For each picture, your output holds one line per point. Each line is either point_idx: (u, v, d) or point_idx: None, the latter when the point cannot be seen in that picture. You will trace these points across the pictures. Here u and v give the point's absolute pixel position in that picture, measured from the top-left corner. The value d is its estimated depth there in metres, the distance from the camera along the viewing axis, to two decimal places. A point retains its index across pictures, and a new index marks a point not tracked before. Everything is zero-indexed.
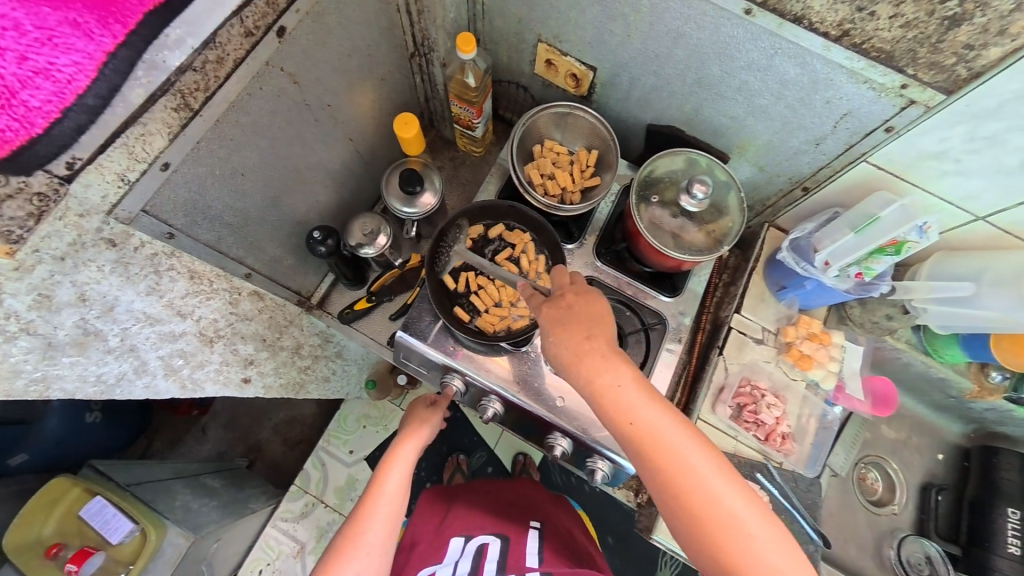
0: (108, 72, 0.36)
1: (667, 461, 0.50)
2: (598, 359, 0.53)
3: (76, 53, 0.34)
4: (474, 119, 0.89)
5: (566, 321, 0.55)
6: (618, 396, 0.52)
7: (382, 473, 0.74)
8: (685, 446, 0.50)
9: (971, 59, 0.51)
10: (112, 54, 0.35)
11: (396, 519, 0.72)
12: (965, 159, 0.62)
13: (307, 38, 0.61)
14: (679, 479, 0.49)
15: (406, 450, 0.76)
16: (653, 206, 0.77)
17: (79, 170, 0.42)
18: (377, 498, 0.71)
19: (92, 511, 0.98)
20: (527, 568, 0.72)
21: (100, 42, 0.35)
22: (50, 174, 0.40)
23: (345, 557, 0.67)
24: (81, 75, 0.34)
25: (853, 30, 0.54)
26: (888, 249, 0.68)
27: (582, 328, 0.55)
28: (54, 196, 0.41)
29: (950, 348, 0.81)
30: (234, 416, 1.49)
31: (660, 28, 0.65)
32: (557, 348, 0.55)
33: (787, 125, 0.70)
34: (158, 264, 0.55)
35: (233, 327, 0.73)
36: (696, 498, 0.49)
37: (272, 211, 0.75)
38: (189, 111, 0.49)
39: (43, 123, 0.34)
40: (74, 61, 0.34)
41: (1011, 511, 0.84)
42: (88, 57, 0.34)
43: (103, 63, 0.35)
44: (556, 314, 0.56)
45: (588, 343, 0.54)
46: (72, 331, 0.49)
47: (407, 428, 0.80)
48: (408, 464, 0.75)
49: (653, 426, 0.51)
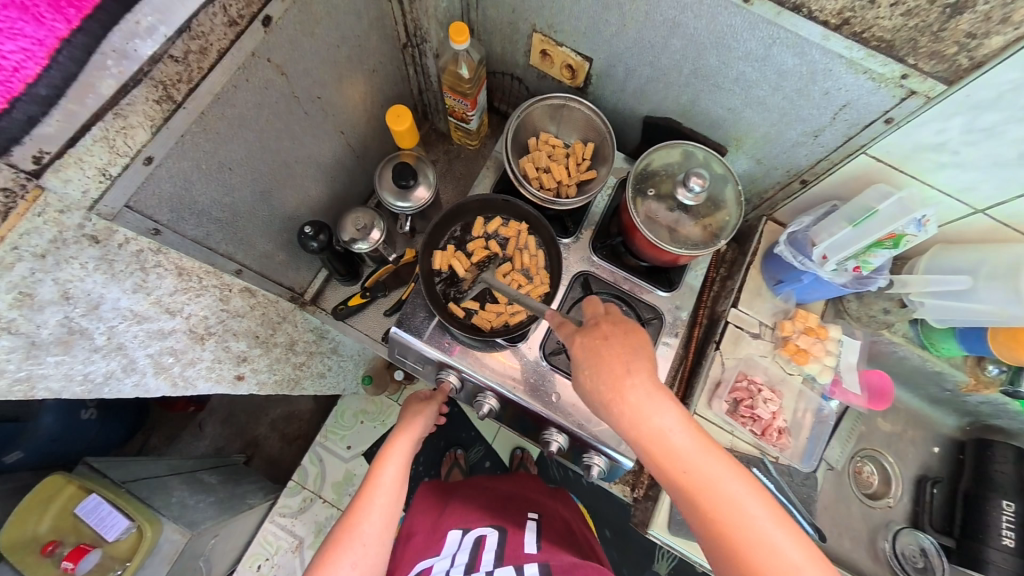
0: (61, 60, 0.35)
1: (708, 497, 0.48)
2: (638, 394, 0.51)
3: (24, 39, 0.33)
4: (468, 112, 0.88)
5: (605, 357, 0.53)
6: (661, 437, 0.50)
7: (378, 465, 0.73)
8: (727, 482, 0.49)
9: (973, 48, 0.50)
10: (66, 40, 0.35)
11: (393, 511, 0.71)
12: (964, 150, 0.61)
13: (294, 28, 0.60)
14: (719, 515, 0.48)
15: (401, 443, 0.75)
16: (649, 199, 0.76)
17: (47, 164, 0.41)
18: (372, 491, 0.71)
19: (87, 507, 0.97)
20: (525, 555, 0.72)
21: (53, 27, 0.34)
22: (16, 169, 0.39)
23: (340, 551, 0.67)
24: (29, 62, 0.34)
25: (852, 18, 0.53)
26: (886, 242, 0.68)
27: (621, 360, 0.52)
28: (21, 190, 0.40)
29: (946, 341, 0.81)
30: (231, 412, 1.48)
31: (656, 17, 0.64)
32: (594, 381, 0.52)
33: (785, 116, 0.69)
34: (145, 260, 0.54)
35: (225, 324, 0.72)
36: (736, 534, 0.48)
37: (262, 206, 0.73)
38: (172, 103, 0.48)
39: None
40: (21, 47, 0.33)
41: (1005, 504, 0.85)
42: (38, 43, 0.34)
43: (56, 50, 0.35)
44: (593, 347, 0.54)
45: (627, 379, 0.51)
46: (56, 329, 0.48)
47: (404, 420, 0.79)
48: (403, 457, 0.74)
49: (699, 470, 0.49)
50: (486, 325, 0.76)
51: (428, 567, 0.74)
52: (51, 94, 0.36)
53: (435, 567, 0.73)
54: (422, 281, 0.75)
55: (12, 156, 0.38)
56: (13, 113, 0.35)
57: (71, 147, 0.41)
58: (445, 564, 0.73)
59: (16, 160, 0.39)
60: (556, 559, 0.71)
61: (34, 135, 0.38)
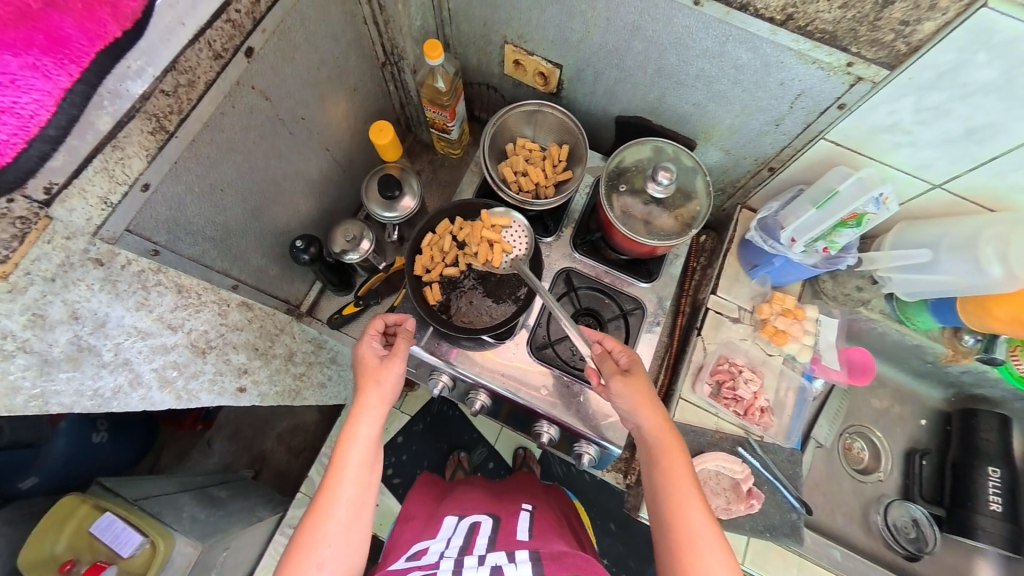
0: (65, 106, 0.38)
1: (686, 533, 0.61)
2: (662, 435, 0.66)
3: (36, 91, 0.36)
4: (448, 122, 0.91)
5: (642, 383, 0.68)
6: (671, 470, 0.64)
7: (339, 455, 0.65)
8: (699, 516, 0.62)
9: (908, 34, 0.53)
10: (69, 90, 0.38)
11: (363, 499, 0.65)
12: (916, 130, 0.64)
13: (274, 55, 0.64)
14: (684, 548, 0.60)
15: (361, 432, 0.66)
16: (624, 195, 0.79)
17: (57, 194, 0.45)
18: (337, 484, 0.64)
19: (102, 526, 1.01)
20: (516, 543, 0.73)
21: (58, 81, 0.37)
22: (29, 199, 0.43)
23: (306, 552, 0.61)
24: (42, 110, 0.37)
25: (796, 14, 0.56)
26: (849, 221, 0.70)
27: (652, 406, 0.67)
28: (35, 219, 0.44)
29: (921, 315, 0.84)
30: (238, 428, 1.52)
31: (617, 22, 0.68)
32: (634, 412, 0.67)
33: (747, 108, 0.72)
34: (146, 279, 0.58)
35: (224, 338, 0.74)
36: (690, 561, 0.59)
37: (253, 222, 0.77)
38: (164, 133, 0.53)
39: (11, 153, 0.37)
40: (34, 98, 0.36)
41: (990, 470, 0.88)
42: (47, 94, 0.37)
43: (61, 98, 0.38)
44: (640, 372, 0.69)
45: (653, 419, 0.66)
46: (66, 347, 0.51)
47: (360, 396, 0.68)
48: (368, 442, 0.66)
49: (690, 512, 0.62)
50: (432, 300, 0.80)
51: (424, 548, 0.74)
52: (58, 134, 0.39)
53: (430, 549, 0.73)
54: (411, 246, 0.79)
55: (25, 188, 0.42)
56: (29, 151, 0.38)
57: (75, 178, 0.46)
58: (441, 546, 0.73)
59: (30, 191, 0.43)
60: (547, 543, 0.73)
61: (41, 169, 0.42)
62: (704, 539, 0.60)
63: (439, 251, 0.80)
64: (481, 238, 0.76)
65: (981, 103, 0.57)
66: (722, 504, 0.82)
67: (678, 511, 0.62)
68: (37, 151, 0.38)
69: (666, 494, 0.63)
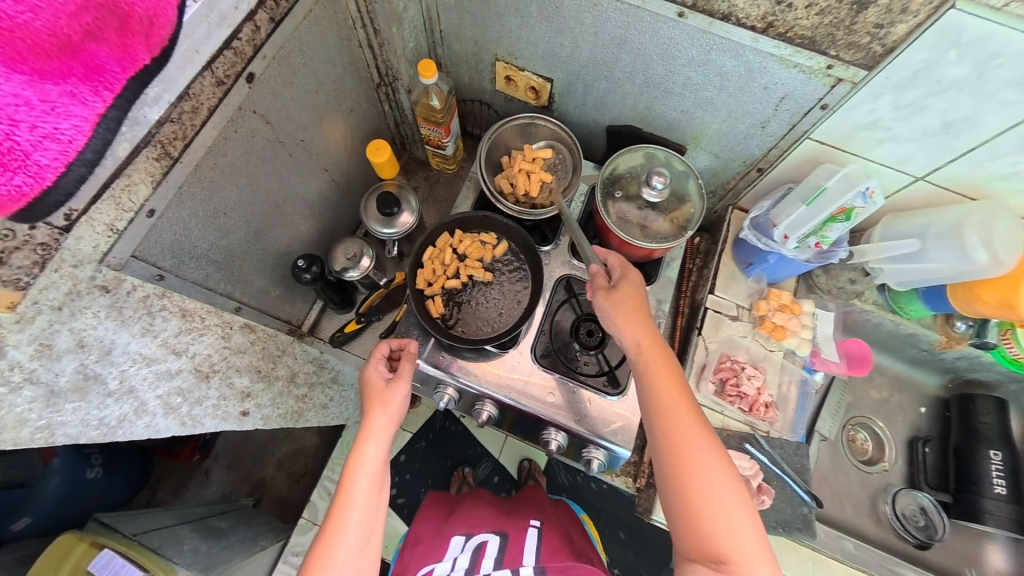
0: (101, 130, 0.36)
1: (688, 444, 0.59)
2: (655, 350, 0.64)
3: (74, 117, 0.35)
4: (443, 139, 0.93)
5: (637, 300, 0.67)
6: (667, 382, 0.63)
7: (347, 479, 0.64)
8: (705, 456, 0.59)
9: (882, 36, 0.56)
10: (103, 115, 0.36)
11: (373, 523, 0.64)
12: (895, 126, 0.67)
13: (274, 80, 0.65)
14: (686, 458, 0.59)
15: (369, 455, 0.66)
16: (619, 201, 0.81)
17: (76, 221, 0.46)
18: (346, 509, 0.63)
19: (100, 563, 0.94)
20: (520, 562, 0.73)
21: (92, 107, 0.36)
22: (51, 225, 0.44)
23: None
24: (79, 135, 0.35)
25: (776, 21, 0.59)
26: (839, 216, 0.72)
27: (644, 321, 0.66)
28: (56, 244, 0.45)
29: (913, 304, 0.86)
30: (237, 456, 1.49)
31: (604, 37, 0.70)
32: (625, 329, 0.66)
33: (733, 112, 0.75)
34: (151, 305, 0.57)
35: (228, 361, 0.73)
36: (693, 470, 0.58)
37: (254, 245, 0.78)
38: (169, 159, 0.53)
39: (51, 178, 0.35)
40: (73, 124, 0.35)
41: (992, 454, 0.90)
42: (85, 120, 0.35)
43: (96, 123, 0.36)
44: (632, 290, 0.68)
45: (645, 333, 0.65)
46: (72, 376, 0.50)
47: (367, 419, 0.68)
48: (377, 464, 0.66)
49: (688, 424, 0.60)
50: (438, 312, 0.79)
51: (430, 571, 0.75)
52: (96, 158, 0.37)
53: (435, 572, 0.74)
54: (411, 261, 0.80)
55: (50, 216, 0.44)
56: (69, 176, 0.35)
57: (95, 203, 0.48)
58: (446, 569, 0.74)
59: (53, 218, 0.44)
60: (552, 564, 0.73)
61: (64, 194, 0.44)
62: (704, 448, 0.59)
63: (441, 264, 0.81)
64: (519, 168, 0.82)
65: (954, 98, 0.60)
66: None
67: (677, 423, 0.60)
68: (76, 176, 0.36)
69: (665, 434, 0.60)
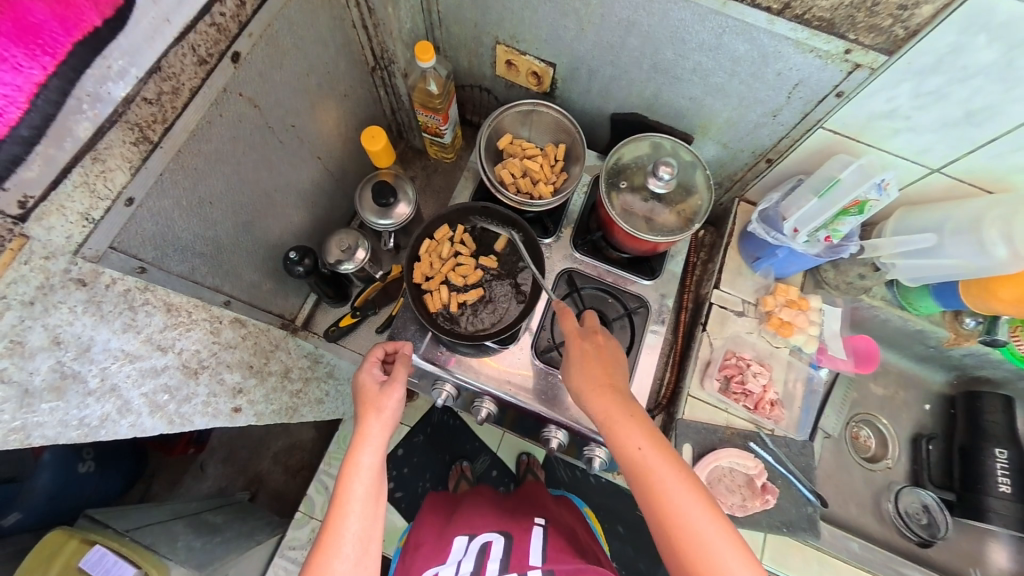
0: (39, 103, 0.39)
1: (661, 488, 0.55)
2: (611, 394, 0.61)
3: (6, 87, 0.36)
4: (441, 126, 0.89)
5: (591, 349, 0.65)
6: (625, 432, 0.58)
7: (342, 488, 0.62)
8: (692, 509, 0.54)
9: (905, 18, 0.53)
10: (42, 84, 0.38)
11: (372, 532, 0.62)
12: (914, 115, 0.64)
13: (262, 61, 0.62)
14: (663, 504, 0.54)
15: (364, 463, 0.63)
16: (624, 192, 0.78)
17: (32, 209, 0.43)
18: (343, 520, 0.61)
19: (91, 561, 0.92)
20: (528, 565, 0.72)
21: (29, 74, 0.37)
22: (2, 215, 0.41)
23: None
24: (12, 107, 0.37)
25: (793, 2, 0.56)
26: (851, 209, 0.69)
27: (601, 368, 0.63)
28: (8, 236, 0.41)
29: (923, 299, 0.84)
30: (232, 450, 1.47)
31: (611, 19, 0.67)
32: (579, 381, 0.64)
33: (744, 100, 0.72)
34: (132, 299, 0.54)
35: (217, 357, 0.70)
36: (671, 517, 0.54)
37: (244, 236, 0.75)
38: (148, 143, 0.51)
39: None
40: (3, 94, 0.36)
41: (998, 452, 0.89)
42: (17, 89, 0.37)
43: (34, 94, 0.38)
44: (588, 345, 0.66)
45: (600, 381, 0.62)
46: (49, 375, 0.47)
47: (360, 426, 0.65)
48: (373, 472, 0.64)
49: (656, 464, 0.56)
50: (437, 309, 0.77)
51: None
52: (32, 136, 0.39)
53: None
54: (409, 253, 0.76)
55: None
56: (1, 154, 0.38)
57: (52, 191, 0.43)
58: None
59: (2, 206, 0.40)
60: (560, 564, 0.71)
61: (16, 180, 0.40)
62: (680, 492, 0.55)
63: (439, 259, 0.78)
64: (508, 149, 0.85)
65: (979, 85, 0.57)
66: (738, 502, 0.80)
67: (648, 472, 0.56)
68: (9, 154, 0.39)
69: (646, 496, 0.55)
